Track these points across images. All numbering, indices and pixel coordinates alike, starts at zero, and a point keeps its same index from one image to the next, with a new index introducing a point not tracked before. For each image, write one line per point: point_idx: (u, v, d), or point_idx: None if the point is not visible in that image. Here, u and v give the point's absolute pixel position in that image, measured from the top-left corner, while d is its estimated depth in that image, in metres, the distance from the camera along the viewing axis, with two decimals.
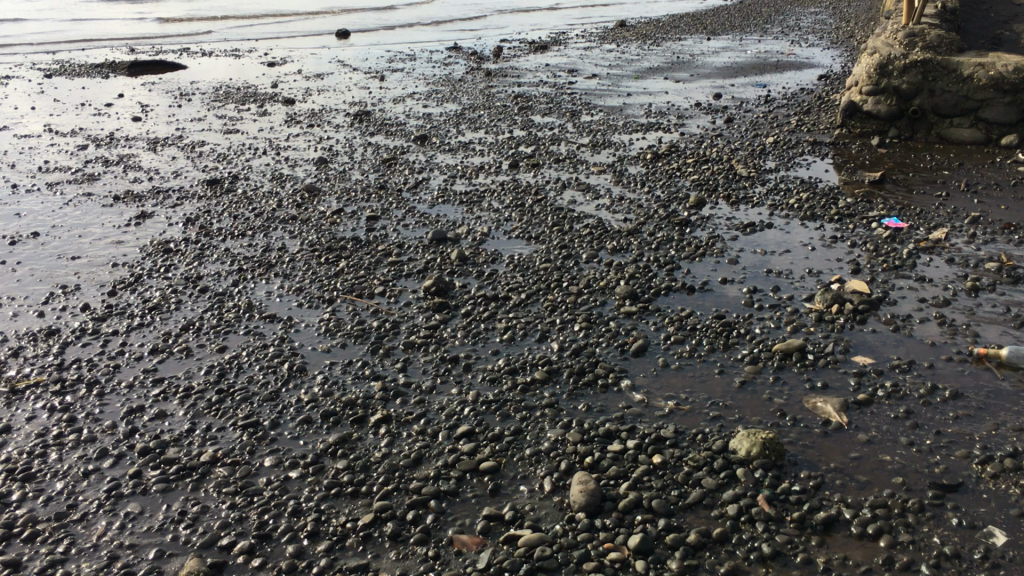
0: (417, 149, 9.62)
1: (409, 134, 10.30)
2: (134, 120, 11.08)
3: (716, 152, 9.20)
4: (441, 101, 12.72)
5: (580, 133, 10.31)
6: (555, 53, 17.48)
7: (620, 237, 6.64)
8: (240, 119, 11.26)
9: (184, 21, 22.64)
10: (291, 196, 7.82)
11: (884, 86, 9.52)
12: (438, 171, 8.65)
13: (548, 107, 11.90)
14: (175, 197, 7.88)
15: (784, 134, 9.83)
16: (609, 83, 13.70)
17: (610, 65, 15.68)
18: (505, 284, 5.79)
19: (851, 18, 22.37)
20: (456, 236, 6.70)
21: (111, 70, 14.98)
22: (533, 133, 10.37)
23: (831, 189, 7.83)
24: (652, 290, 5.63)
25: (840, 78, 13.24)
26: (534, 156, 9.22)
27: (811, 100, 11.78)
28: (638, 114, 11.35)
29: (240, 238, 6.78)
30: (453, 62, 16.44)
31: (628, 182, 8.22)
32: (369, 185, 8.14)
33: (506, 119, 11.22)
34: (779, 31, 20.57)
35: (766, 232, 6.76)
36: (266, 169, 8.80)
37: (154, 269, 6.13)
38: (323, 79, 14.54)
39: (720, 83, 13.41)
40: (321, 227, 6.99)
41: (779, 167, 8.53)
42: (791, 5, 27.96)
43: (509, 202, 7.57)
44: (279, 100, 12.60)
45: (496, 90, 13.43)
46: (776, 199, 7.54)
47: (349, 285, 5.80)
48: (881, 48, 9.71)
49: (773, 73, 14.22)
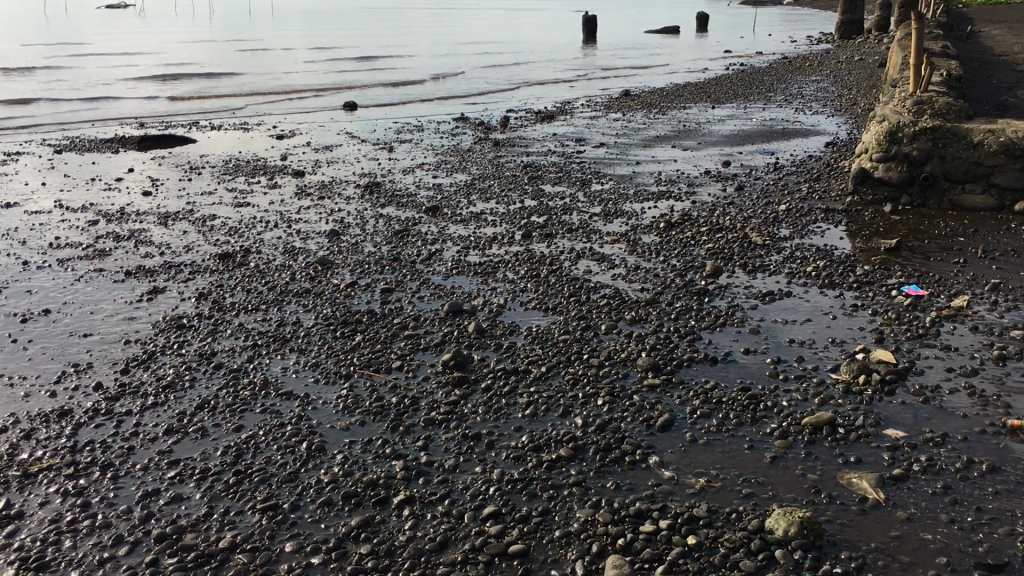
0: (428, 220, 9.62)
1: (420, 205, 10.31)
2: (145, 194, 11.12)
3: (729, 221, 9.18)
4: (451, 171, 12.78)
5: (591, 202, 10.32)
6: (561, 122, 17.64)
7: (638, 308, 6.57)
8: (251, 193, 11.30)
9: (194, 98, 22.97)
10: (304, 270, 7.80)
11: (895, 153, 9.49)
12: (451, 242, 8.63)
13: (557, 177, 11.94)
14: (187, 272, 7.86)
15: (796, 202, 9.83)
16: (617, 152, 13.79)
17: (617, 134, 15.80)
18: (524, 357, 5.71)
19: (853, 86, 22.64)
20: (473, 308, 6.64)
21: (122, 146, 15.12)
22: (544, 203, 10.39)
23: (847, 257, 7.79)
24: (674, 362, 5.54)
25: (847, 145, 13.31)
26: (546, 226, 9.21)
27: (820, 167, 11.82)
28: (648, 183, 11.38)
29: (254, 313, 6.73)
30: (460, 133, 16.59)
31: (642, 251, 8.19)
32: (382, 257, 8.11)
33: (516, 188, 11.25)
34: (782, 99, 20.80)
35: (786, 301, 6.69)
36: (278, 242, 8.79)
37: (168, 347, 6.07)
38: (333, 151, 14.66)
39: (727, 151, 13.49)
40: (335, 300, 6.94)
41: (793, 235, 8.50)
42: (791, 74, 28.35)
43: (524, 272, 7.52)
44: (289, 172, 12.67)
45: (504, 160, 13.52)
46: (793, 267, 7.49)
47: (366, 360, 5.71)
48: (890, 115, 9.75)
49: (780, 140, 14.30)
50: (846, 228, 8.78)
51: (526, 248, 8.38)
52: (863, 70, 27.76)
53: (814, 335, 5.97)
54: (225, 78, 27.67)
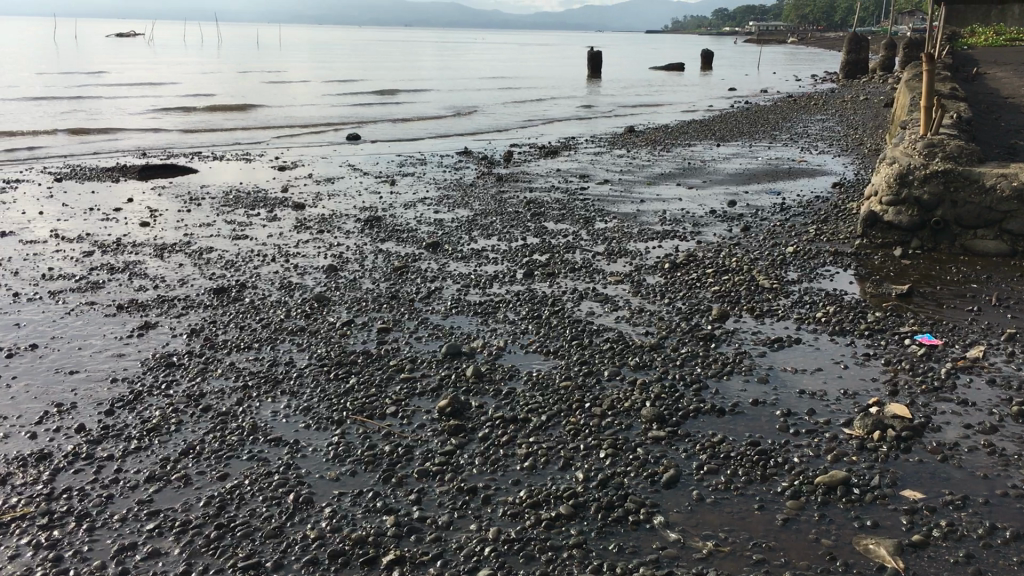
0: (430, 256, 9.45)
1: (420, 241, 10.14)
2: (142, 225, 10.96)
3: (735, 262, 9.00)
4: (453, 206, 12.63)
5: (594, 241, 10.14)
6: (565, 158, 17.53)
7: (643, 353, 6.36)
8: (250, 225, 11.13)
9: (198, 128, 22.91)
10: (300, 306, 7.60)
11: (905, 196, 9.37)
12: (452, 279, 8.45)
13: (561, 214, 11.79)
14: (180, 307, 7.66)
15: (804, 245, 9.66)
16: (622, 189, 13.64)
17: (622, 170, 15.68)
18: (525, 403, 5.49)
19: (859, 126, 22.57)
20: (472, 351, 6.44)
21: (121, 175, 15.00)
22: (547, 240, 10.21)
23: (857, 303, 7.60)
24: (680, 413, 5.31)
25: (854, 186, 13.17)
26: (549, 264, 9.03)
27: (828, 209, 11.66)
28: (653, 221, 11.21)
29: (246, 352, 6.52)
30: (464, 167, 16.47)
31: (647, 292, 7.99)
32: (381, 294, 7.92)
33: (518, 225, 11.09)
34: (788, 138, 20.71)
35: (795, 349, 6.49)
36: (275, 277, 8.60)
37: (155, 386, 5.86)
38: (334, 183, 14.52)
39: (733, 190, 13.33)
40: (330, 339, 6.74)
41: (802, 279, 8.32)
42: (796, 113, 28.32)
43: (525, 313, 7.33)
44: (290, 205, 12.52)
45: (508, 196, 13.37)
46: (802, 313, 7.30)
47: (359, 405, 5.50)
48: (900, 158, 9.63)
49: (786, 180, 14.16)
50: (856, 272, 8.63)
51: (528, 287, 8.20)
52: (869, 110, 27.72)
53: (826, 386, 5.75)
54: (229, 109, 27.67)
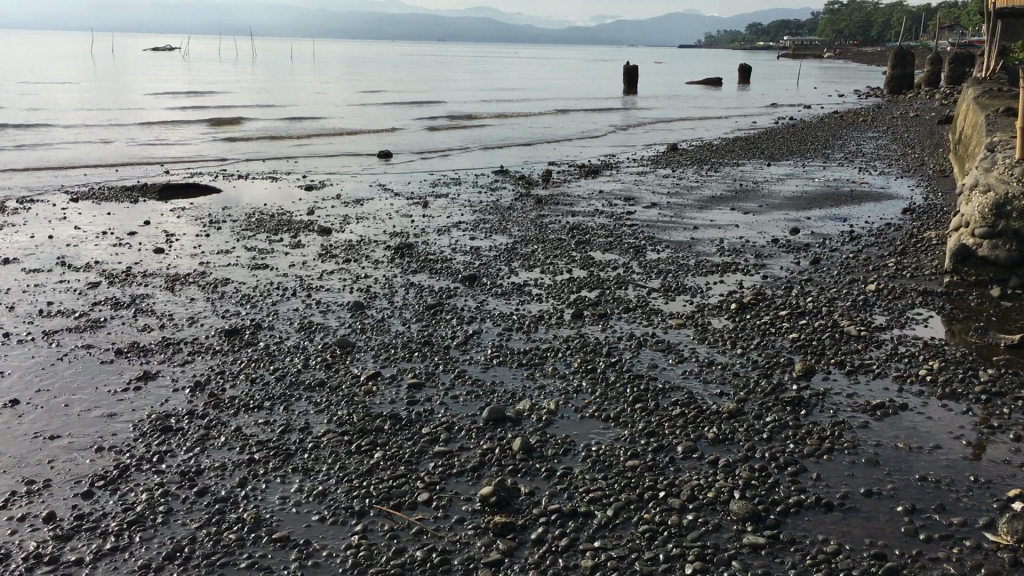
0: (467, 291, 8.52)
1: (456, 273, 9.23)
2: (156, 252, 10.14)
3: (811, 303, 7.98)
4: (490, 231, 11.74)
5: (648, 274, 9.18)
6: (607, 178, 16.60)
7: (720, 420, 5.36)
8: (271, 252, 10.29)
9: (238, 144, 22.32)
10: (322, 354, 6.68)
11: (1002, 229, 8.33)
12: (491, 320, 7.51)
13: (608, 242, 10.83)
14: (186, 352, 6.78)
15: (886, 282, 8.65)
16: (672, 214, 12.67)
17: (670, 192, 14.70)
18: (585, 490, 4.51)
19: (916, 145, 21.44)
20: (519, 415, 5.49)
21: (140, 194, 14.24)
22: (595, 273, 9.27)
23: (963, 355, 6.56)
24: (779, 507, 4.31)
25: (927, 214, 12.13)
26: (600, 303, 8.08)
27: (903, 239, 10.65)
28: (711, 252, 10.21)
29: (256, 413, 5.60)
30: (501, 188, 15.58)
31: (715, 339, 7.01)
32: (412, 339, 7.00)
33: (563, 255, 10.16)
34: (841, 157, 19.65)
35: (903, 417, 5.45)
36: (294, 315, 7.71)
37: (146, 458, 4.96)
38: (363, 205, 13.67)
39: (794, 215, 12.32)
40: (352, 398, 5.80)
41: (890, 326, 7.28)
42: (845, 130, 27.11)
43: (578, 365, 6.36)
44: (315, 228, 11.69)
45: (549, 221, 12.43)
46: (901, 370, 6.25)
47: (385, 489, 4.54)
48: (996, 185, 8.62)
49: (850, 206, 13.11)
50: (950, 317, 7.57)
51: (579, 331, 7.23)
52: (922, 129, 26.43)
53: (950, 471, 4.71)
54: (260, 124, 27.10)
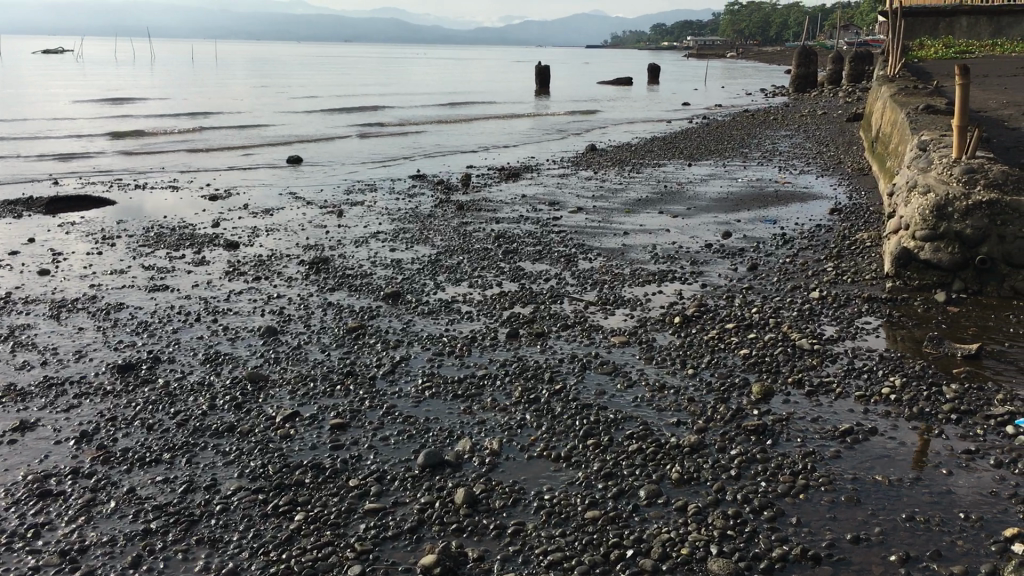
0: (391, 311, 7.86)
1: (377, 290, 8.56)
2: (41, 274, 9.20)
3: (756, 314, 7.57)
4: (411, 241, 11.09)
5: (582, 286, 8.68)
6: (528, 181, 16.11)
7: (682, 456, 4.85)
8: (173, 271, 9.44)
9: (137, 150, 21.12)
10: (230, 391, 5.94)
11: (943, 231, 8.05)
12: (419, 344, 6.87)
13: (537, 251, 10.31)
14: (72, 395, 5.95)
15: (828, 288, 8.32)
16: (599, 219, 12.22)
17: (595, 196, 14.26)
18: (540, 553, 3.94)
19: (830, 142, 21.55)
20: (458, 459, 4.88)
21: (26, 208, 13.13)
22: (526, 286, 8.72)
23: (922, 368, 6.19)
24: (761, 565, 3.81)
25: (855, 214, 11.95)
26: (535, 319, 7.52)
27: (836, 241, 10.40)
28: (645, 259, 9.78)
29: (154, 469, 4.86)
30: (418, 194, 14.92)
31: (662, 358, 6.52)
32: (332, 370, 6.31)
33: (490, 266, 9.59)
34: (760, 155, 19.59)
35: (876, 443, 5.02)
36: (198, 345, 6.94)
37: (18, 536, 4.19)
38: (273, 215, 12.86)
39: (724, 218, 12.00)
40: (267, 445, 5.10)
41: (842, 337, 6.90)
42: (759, 128, 27.26)
43: (518, 396, 5.79)
44: (221, 242, 10.86)
45: (471, 228, 11.84)
46: (863, 387, 5.85)
47: (308, 565, 3.88)
48: (936, 185, 8.30)
49: (777, 207, 12.86)
50: (901, 326, 7.24)
51: (516, 353, 6.65)
52: (833, 126, 26.67)
53: (939, 509, 4.27)
54: (161, 129, 25.86)
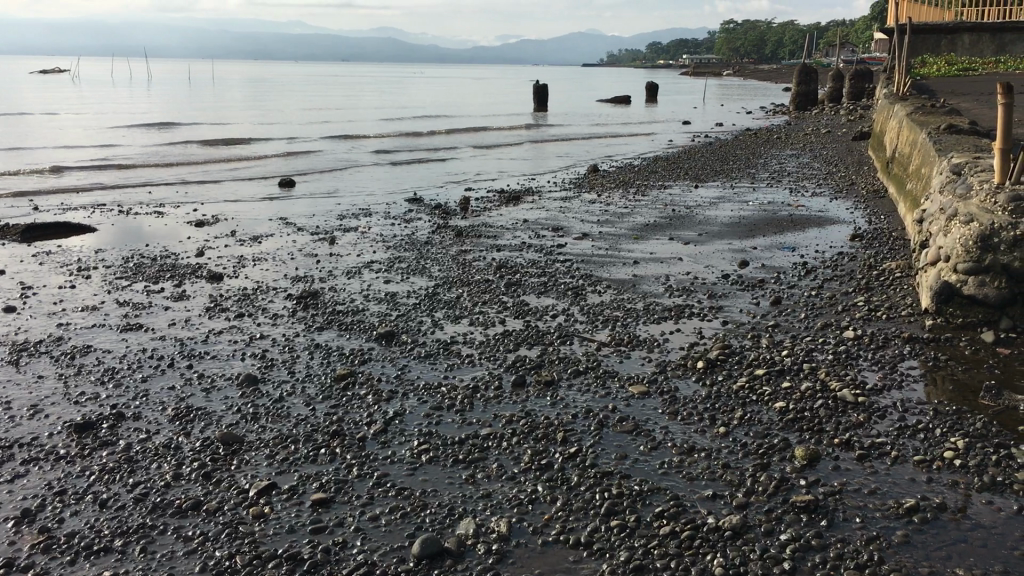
0: (385, 355, 7.15)
1: (369, 329, 7.86)
2: (4, 312, 8.47)
3: (787, 357, 6.87)
4: (407, 271, 10.41)
5: (594, 323, 7.98)
6: (530, 204, 15.45)
7: (723, 545, 4.13)
8: (148, 307, 8.74)
9: (124, 173, 20.46)
10: (199, 456, 5.23)
11: (990, 263, 7.36)
12: (415, 397, 6.15)
13: (542, 283, 9.62)
14: (18, 460, 5.22)
15: (862, 326, 7.64)
16: (606, 246, 11.54)
17: (600, 220, 13.58)
18: None
19: (839, 162, 20.93)
20: (461, 548, 4.16)
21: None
22: (533, 323, 8.03)
23: (985, 424, 5.48)
24: None
25: (878, 240, 11.28)
26: (545, 364, 6.81)
27: (863, 271, 9.71)
28: (659, 291, 9.09)
29: (101, 561, 4.14)
30: (415, 218, 14.25)
31: (687, 413, 5.80)
32: (318, 428, 5.60)
33: (492, 301, 8.90)
34: (768, 177, 18.96)
35: (949, 523, 4.30)
36: (169, 397, 6.22)
37: None
38: (261, 243, 12.17)
39: (739, 245, 11.33)
40: (237, 529, 4.39)
41: (886, 385, 6.19)
42: (763, 147, 26.64)
43: (529, 461, 5.07)
44: (203, 273, 10.16)
45: (470, 257, 11.15)
46: (920, 450, 5.13)
47: None
48: (979, 214, 7.61)
49: (793, 232, 12.20)
50: (948, 371, 6.55)
51: (525, 407, 5.93)
52: (840, 145, 26.06)
53: None
54: (152, 151, 25.18)
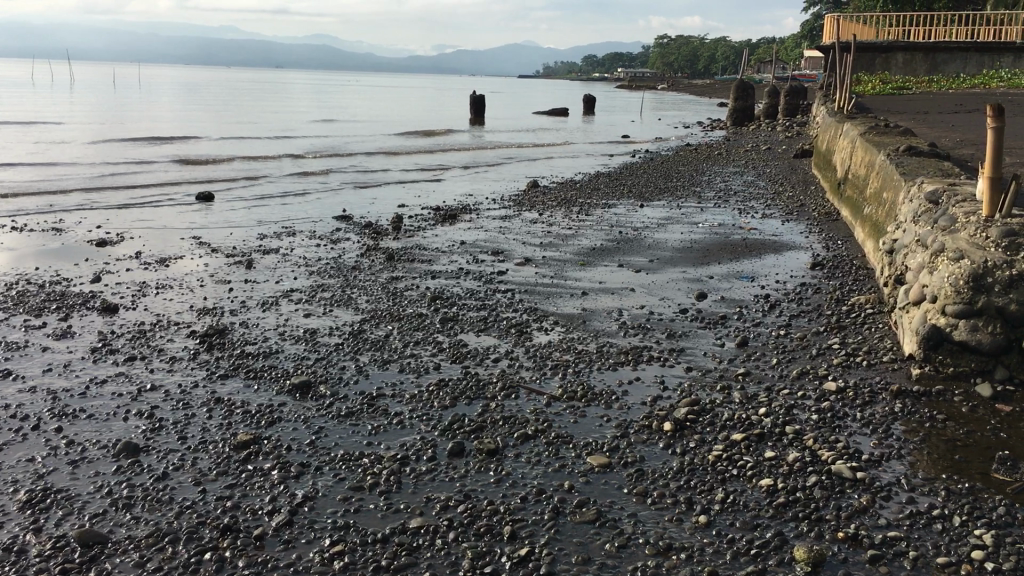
0: (297, 413, 6.06)
1: (283, 378, 6.78)
2: None
3: (766, 415, 5.99)
4: (331, 302, 9.34)
5: (541, 371, 7.02)
6: (467, 224, 14.48)
7: None
8: (24, 347, 7.51)
9: (28, 183, 18.86)
10: (47, 566, 4.12)
11: (982, 306, 6.57)
12: (330, 473, 5.09)
13: (482, 318, 8.64)
14: None
15: (843, 375, 6.81)
16: (550, 273, 10.63)
17: (543, 243, 12.68)
18: None
19: (784, 182, 20.37)
20: None
21: None
22: (472, 370, 7.03)
23: (1007, 507, 4.64)
24: None
25: (839, 269, 10.57)
26: (488, 427, 5.81)
27: (830, 306, 8.94)
28: (612, 329, 8.17)
29: None
30: (343, 239, 13.16)
31: (657, 493, 4.85)
32: (206, 520, 4.53)
33: (426, 340, 7.88)
34: (714, 196, 18.30)
35: None
36: (25, 475, 5.07)
37: None
38: (169, 267, 10.94)
39: (694, 273, 10.52)
40: None
41: (884, 454, 5.32)
42: (705, 164, 26.11)
43: (470, 569, 4.07)
44: (97, 304, 8.94)
45: (402, 285, 10.12)
46: (941, 547, 4.25)
47: None
48: (969, 250, 6.82)
49: (748, 259, 11.45)
50: (948, 433, 5.72)
51: (463, 488, 4.92)
52: (781, 163, 25.64)
53: None
54: (60, 158, 23.45)
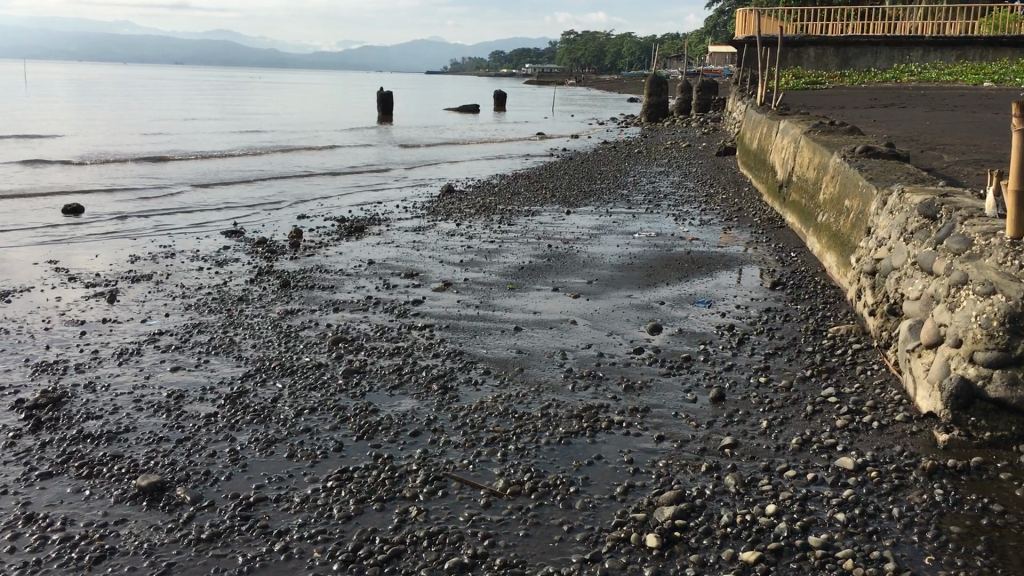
0: (138, 539, 4.34)
1: (128, 476, 5.02)
2: None
3: (777, 515, 4.52)
4: (208, 348, 7.58)
5: (476, 448, 5.43)
6: (376, 237, 12.81)
7: None
8: None
9: None
10: None
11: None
12: None
13: (395, 366, 7.01)
14: None
15: (854, 445, 5.41)
16: (475, 301, 9.05)
17: (463, 261, 11.08)
18: None
19: (713, 182, 19.22)
20: None
21: None
22: (385, 451, 5.40)
23: None
24: None
25: (802, 289, 9.28)
26: (406, 554, 4.19)
27: (807, 338, 7.61)
28: (558, 381, 6.65)
29: None
30: (231, 259, 11.34)
31: None
32: None
33: (325, 403, 6.21)
34: (643, 199, 17.04)
35: None
36: None
37: None
38: (13, 304, 8.99)
39: (639, 298, 9.09)
40: None
41: None
42: (626, 163, 24.93)
43: None
44: None
45: (299, 322, 8.42)
46: None
47: None
48: (1002, 283, 5.43)
49: (696, 277, 10.07)
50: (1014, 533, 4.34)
51: None
52: (704, 161, 24.64)
53: None
54: None
